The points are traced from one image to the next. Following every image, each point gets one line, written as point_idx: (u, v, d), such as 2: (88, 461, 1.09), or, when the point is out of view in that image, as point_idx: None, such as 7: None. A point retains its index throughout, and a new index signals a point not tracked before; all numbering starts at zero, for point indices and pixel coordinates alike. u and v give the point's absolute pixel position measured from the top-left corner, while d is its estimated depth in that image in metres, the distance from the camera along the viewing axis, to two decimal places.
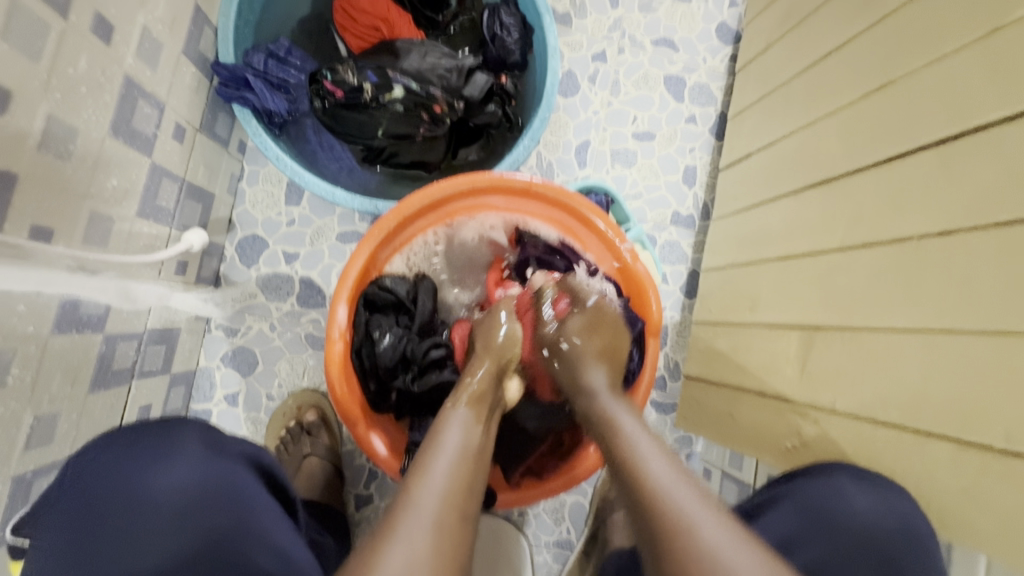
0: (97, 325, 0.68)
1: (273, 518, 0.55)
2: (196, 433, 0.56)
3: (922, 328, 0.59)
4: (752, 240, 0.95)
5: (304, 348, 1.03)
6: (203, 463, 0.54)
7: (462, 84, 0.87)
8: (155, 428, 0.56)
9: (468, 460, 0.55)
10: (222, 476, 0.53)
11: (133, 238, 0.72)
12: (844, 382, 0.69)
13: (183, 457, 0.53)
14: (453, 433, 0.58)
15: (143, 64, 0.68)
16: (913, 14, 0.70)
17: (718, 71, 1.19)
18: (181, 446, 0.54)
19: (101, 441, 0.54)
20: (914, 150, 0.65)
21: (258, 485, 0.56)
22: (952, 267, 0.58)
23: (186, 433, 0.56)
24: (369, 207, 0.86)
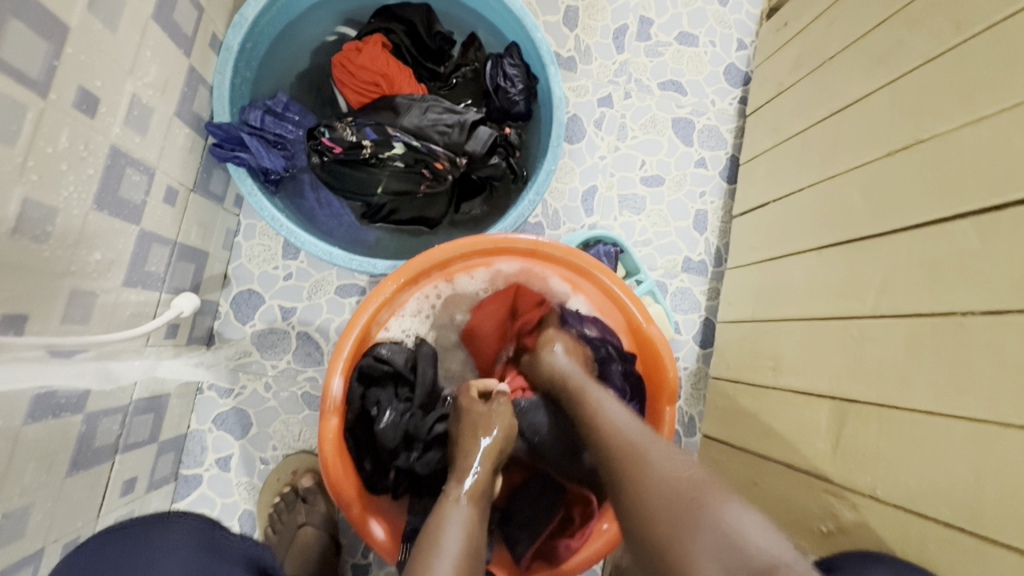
0: (76, 406, 0.64)
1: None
2: (188, 532, 0.53)
3: (970, 416, 0.54)
4: (770, 295, 0.90)
5: (300, 408, 0.98)
6: (197, 558, 0.50)
7: (465, 138, 0.83)
8: (146, 530, 0.52)
9: (470, 560, 0.54)
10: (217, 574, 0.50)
11: (118, 309, 0.69)
12: (880, 464, 0.63)
13: (173, 555, 0.50)
14: (451, 531, 0.56)
15: (132, 131, 0.65)
16: (939, 70, 0.66)
17: (728, 114, 1.16)
18: (170, 549, 0.50)
19: (89, 545, 0.51)
20: (950, 217, 0.61)
21: None
22: (999, 351, 0.53)
23: (178, 533, 0.52)
24: (367, 267, 0.82)
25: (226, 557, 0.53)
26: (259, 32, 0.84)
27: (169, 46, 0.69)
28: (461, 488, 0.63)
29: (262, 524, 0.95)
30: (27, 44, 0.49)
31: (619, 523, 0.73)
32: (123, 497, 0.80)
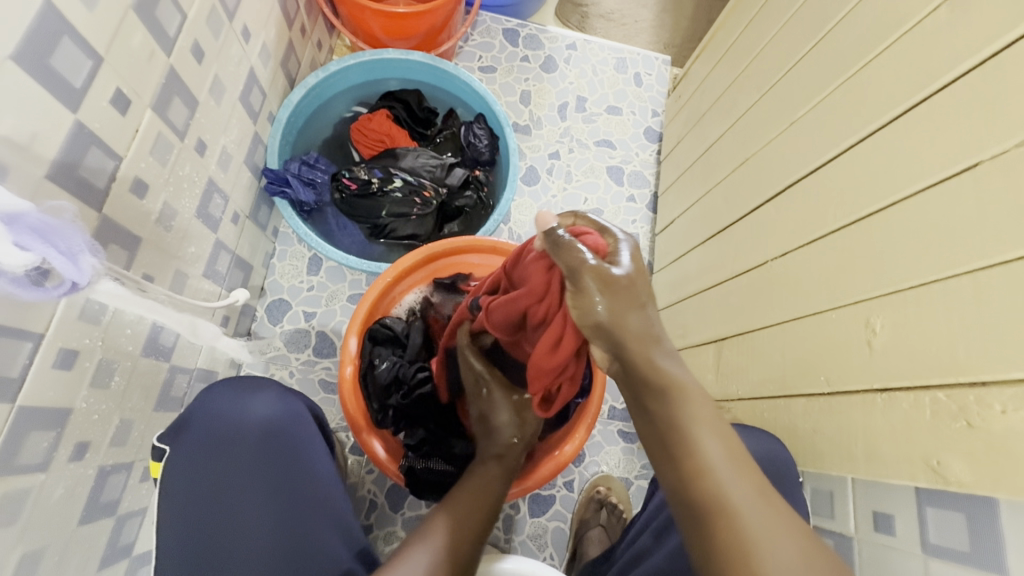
0: (167, 354, 0.89)
1: (323, 448, 0.80)
2: (272, 387, 0.80)
3: (779, 321, 0.81)
4: (678, 283, 1.19)
5: (317, 391, 1.22)
6: (280, 401, 0.79)
7: (445, 175, 1.17)
8: (248, 380, 0.81)
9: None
10: (291, 415, 0.78)
11: (197, 291, 0.96)
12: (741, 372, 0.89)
13: (267, 395, 0.79)
14: (465, 497, 0.73)
15: (220, 169, 0.97)
16: (755, 116, 1.01)
17: (649, 162, 1.52)
18: (264, 387, 0.80)
19: (217, 385, 0.80)
20: (763, 202, 0.92)
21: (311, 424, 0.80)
22: (787, 278, 0.82)
23: (267, 388, 0.80)
24: (374, 268, 1.12)
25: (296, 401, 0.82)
26: (300, 110, 1.19)
27: (245, 117, 1.03)
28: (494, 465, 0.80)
29: None
30: (179, 109, 0.81)
31: (567, 448, 0.97)
32: None
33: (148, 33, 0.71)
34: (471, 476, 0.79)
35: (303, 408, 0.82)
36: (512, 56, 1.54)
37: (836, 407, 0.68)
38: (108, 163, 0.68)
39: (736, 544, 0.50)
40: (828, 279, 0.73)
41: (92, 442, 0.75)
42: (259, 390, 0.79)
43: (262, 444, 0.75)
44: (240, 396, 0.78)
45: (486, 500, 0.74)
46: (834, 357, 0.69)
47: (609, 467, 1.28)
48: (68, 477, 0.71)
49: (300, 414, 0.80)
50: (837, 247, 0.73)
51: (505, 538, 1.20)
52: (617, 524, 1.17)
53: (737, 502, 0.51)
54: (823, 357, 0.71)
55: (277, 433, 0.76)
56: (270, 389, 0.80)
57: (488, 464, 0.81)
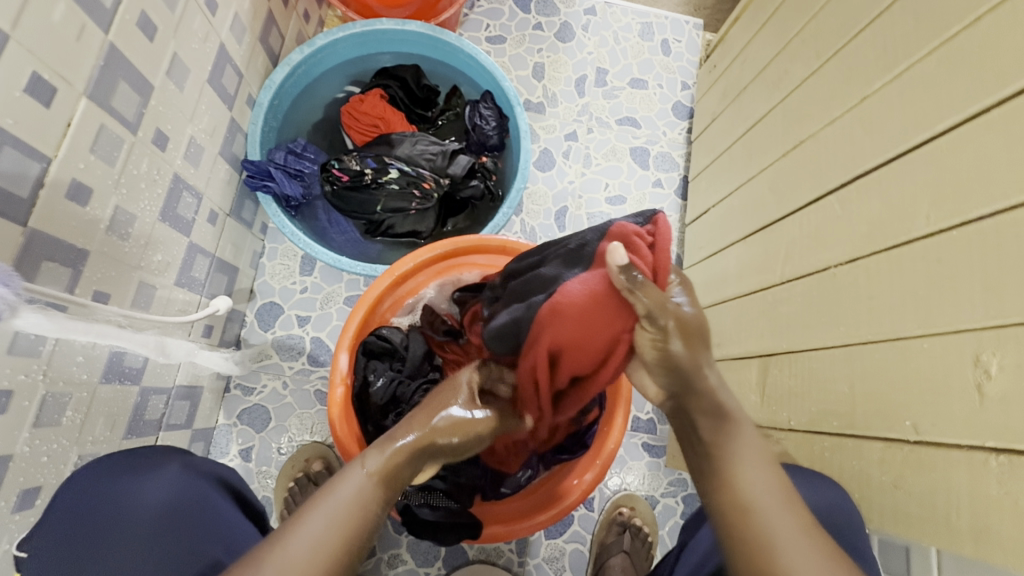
0: (135, 377, 0.79)
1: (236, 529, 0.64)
2: (178, 456, 0.67)
3: (850, 343, 0.66)
4: (714, 283, 1.05)
5: (313, 403, 1.12)
6: (185, 475, 0.64)
7: (448, 163, 1.03)
8: (144, 455, 0.65)
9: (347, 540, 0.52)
10: (196, 493, 0.63)
11: (170, 303, 0.86)
12: (796, 396, 0.75)
13: (166, 468, 0.64)
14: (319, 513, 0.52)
15: (189, 163, 0.85)
16: (811, 88, 0.85)
17: (678, 142, 1.36)
18: (166, 460, 0.65)
19: (92, 464, 0.63)
20: (824, 194, 0.77)
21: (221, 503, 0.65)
22: (857, 289, 0.67)
23: (168, 458, 0.66)
24: (369, 271, 1.00)
25: (205, 477, 0.66)
26: (284, 92, 1.06)
27: (218, 102, 0.91)
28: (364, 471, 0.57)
29: (277, 508, 1.06)
30: (127, 97, 0.69)
31: (588, 476, 0.86)
32: None
33: (75, 4, 0.58)
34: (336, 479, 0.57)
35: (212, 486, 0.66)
36: (524, 24, 1.38)
37: (929, 461, 0.55)
38: (31, 166, 0.56)
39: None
40: (918, 296, 0.58)
41: (44, 486, 0.66)
42: (158, 464, 0.64)
43: (150, 546, 0.58)
44: (133, 474, 0.63)
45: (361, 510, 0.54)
46: (926, 397, 0.56)
47: (633, 483, 1.16)
48: (13, 532, 0.62)
49: (208, 491, 0.65)
50: (933, 258, 0.57)
51: (518, 561, 1.10)
52: (641, 550, 1.07)
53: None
54: (909, 393, 0.58)
55: (174, 522, 0.60)
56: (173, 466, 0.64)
57: (354, 471, 0.57)
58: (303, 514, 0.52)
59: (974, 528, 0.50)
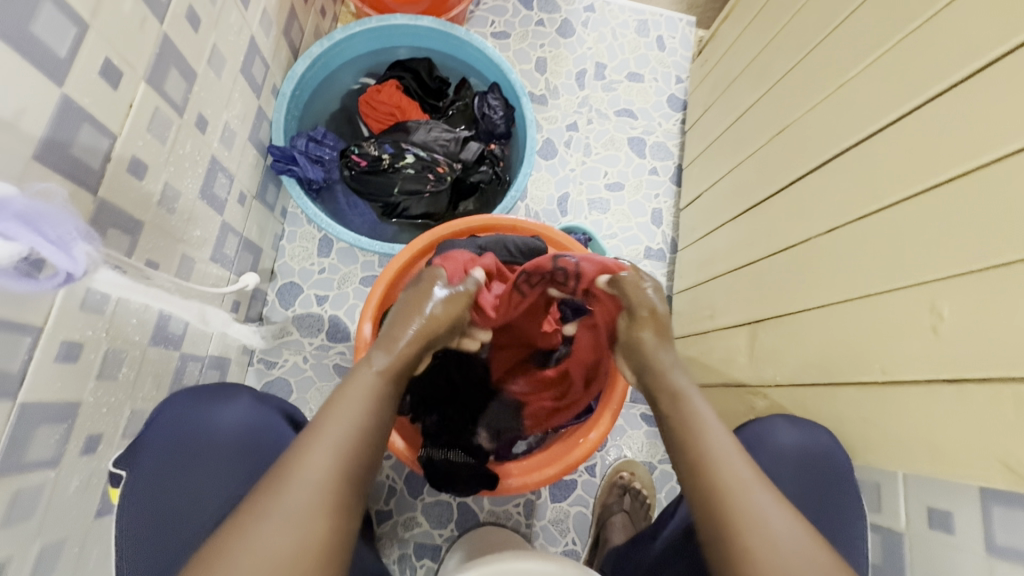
0: (176, 343, 0.86)
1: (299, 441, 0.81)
2: (244, 389, 0.82)
3: (828, 303, 0.74)
4: (707, 260, 1.13)
5: (332, 376, 1.19)
6: (254, 402, 0.81)
7: (460, 149, 1.11)
8: (214, 387, 0.81)
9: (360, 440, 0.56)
10: (265, 415, 0.80)
11: (206, 276, 0.92)
12: (780, 354, 0.83)
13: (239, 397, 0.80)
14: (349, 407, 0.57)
15: (223, 146, 0.92)
16: (793, 78, 0.93)
17: (672, 132, 1.44)
18: (235, 391, 0.81)
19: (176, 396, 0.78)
20: (806, 172, 0.85)
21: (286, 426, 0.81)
22: (834, 255, 0.75)
23: (237, 388, 0.81)
24: (387, 249, 1.08)
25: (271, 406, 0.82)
26: (304, 83, 1.13)
27: (247, 90, 0.97)
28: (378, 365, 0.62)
29: None
30: (177, 82, 0.75)
31: (592, 435, 0.92)
32: None
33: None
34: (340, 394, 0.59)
35: (277, 412, 0.81)
36: (527, 21, 1.45)
37: (896, 399, 0.63)
38: (102, 142, 0.63)
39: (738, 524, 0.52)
40: (885, 257, 0.67)
41: (104, 434, 0.72)
42: (230, 393, 0.80)
43: (238, 452, 0.76)
44: (211, 402, 0.78)
45: (368, 424, 0.58)
46: (892, 344, 0.64)
47: (633, 451, 1.25)
48: (81, 473, 0.69)
49: (274, 416, 0.81)
50: (898, 222, 0.65)
51: (526, 522, 1.18)
52: (640, 510, 1.15)
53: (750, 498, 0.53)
54: (877, 342, 0.66)
55: (251, 436, 0.77)
56: (244, 395, 0.79)
57: (363, 371, 0.62)
58: (332, 411, 0.57)
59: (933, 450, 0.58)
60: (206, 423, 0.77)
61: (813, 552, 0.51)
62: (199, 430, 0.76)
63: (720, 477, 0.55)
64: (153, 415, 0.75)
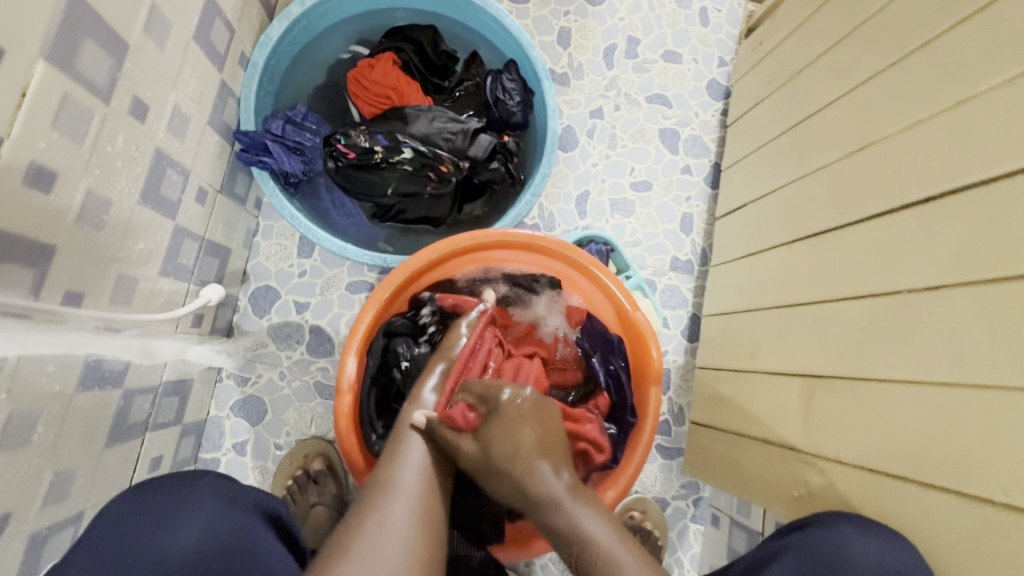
0: (116, 380, 0.71)
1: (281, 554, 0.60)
2: (214, 485, 0.62)
3: (933, 383, 0.60)
4: (750, 287, 0.98)
5: (312, 396, 1.05)
6: (222, 510, 0.60)
7: (468, 144, 0.92)
8: (175, 483, 0.61)
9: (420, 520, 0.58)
10: (236, 525, 0.59)
11: (155, 296, 0.76)
12: (852, 427, 0.70)
13: (201, 506, 0.59)
14: (398, 504, 0.59)
15: (173, 136, 0.74)
16: (888, 84, 0.75)
17: (710, 125, 1.25)
18: (200, 496, 0.60)
19: (122, 499, 0.59)
20: (907, 206, 0.68)
21: (269, 535, 0.61)
22: (944, 326, 0.60)
23: (205, 486, 0.61)
24: (378, 261, 0.91)
25: (248, 508, 0.62)
26: (281, 50, 0.93)
27: (205, 62, 0.78)
28: (416, 463, 0.64)
29: None
30: (97, 58, 0.57)
31: (609, 493, 0.80)
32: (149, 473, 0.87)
33: None
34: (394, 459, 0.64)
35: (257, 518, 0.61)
36: None
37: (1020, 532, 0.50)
38: None
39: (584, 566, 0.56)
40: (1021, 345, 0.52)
41: (15, 512, 0.58)
42: (192, 497, 0.60)
43: None
44: (164, 515, 0.57)
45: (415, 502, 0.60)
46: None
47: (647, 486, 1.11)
48: None
49: (253, 522, 0.61)
50: None
51: (524, 561, 1.07)
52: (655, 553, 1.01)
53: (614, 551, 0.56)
54: (1010, 456, 0.52)
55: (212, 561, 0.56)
56: (205, 504, 0.59)
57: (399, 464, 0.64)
58: (375, 493, 0.60)
59: None
60: (150, 545, 0.55)
61: (616, 551, 0.56)
62: (141, 551, 0.54)
63: (569, 530, 0.59)
64: (87, 527, 0.56)
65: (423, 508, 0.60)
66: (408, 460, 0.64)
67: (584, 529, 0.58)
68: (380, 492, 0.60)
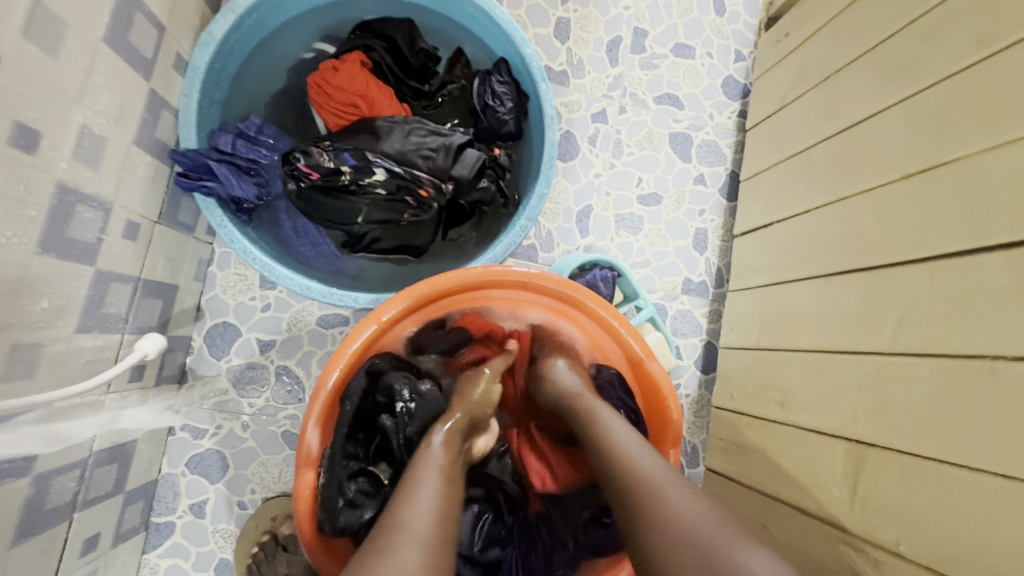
0: (21, 469, 0.57)
1: None
2: None
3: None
4: (777, 321, 0.85)
5: (280, 448, 0.92)
6: None
7: (451, 163, 0.78)
8: None
9: (443, 534, 0.51)
10: None
11: (72, 358, 0.63)
12: (922, 515, 0.57)
13: None
14: (427, 493, 0.55)
15: (82, 164, 0.59)
16: (958, 94, 0.62)
17: (727, 128, 1.11)
18: None
19: None
20: (997, 246, 0.55)
21: None
22: None
23: None
24: (348, 301, 0.77)
25: None
26: (228, 51, 0.78)
27: (123, 70, 0.63)
28: (437, 462, 0.60)
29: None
30: None
31: None
32: (84, 555, 0.74)
33: None
34: (414, 477, 0.57)
35: None
36: None
37: None
38: None
39: (648, 517, 0.52)
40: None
41: None
42: None
43: None
44: None
45: (440, 521, 0.52)
46: None
47: None
48: None
49: None
50: None
51: None
52: None
53: (664, 487, 0.54)
54: None
55: None
56: None
57: (423, 468, 0.59)
58: (405, 501, 0.54)
59: None
60: None
61: (670, 478, 0.56)
62: None
63: (627, 469, 0.57)
64: None
65: (448, 511, 0.54)
66: (427, 458, 0.60)
67: (633, 473, 0.57)
68: (409, 482, 0.56)
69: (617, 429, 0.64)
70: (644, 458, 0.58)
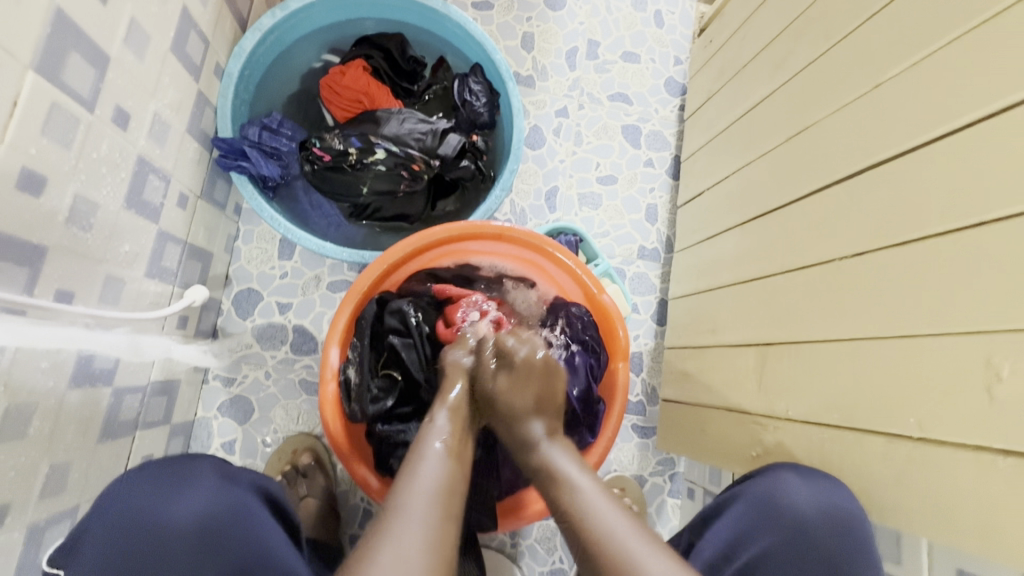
0: (107, 378, 0.74)
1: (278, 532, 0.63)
2: (210, 468, 0.63)
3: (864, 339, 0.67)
4: (709, 268, 1.04)
5: (298, 393, 1.08)
6: (217, 492, 0.61)
7: (437, 144, 0.97)
8: (171, 466, 0.62)
9: (445, 502, 0.62)
10: (231, 504, 0.60)
11: (141, 296, 0.80)
12: (805, 386, 0.75)
13: (195, 488, 0.60)
14: (428, 467, 0.65)
15: (153, 143, 0.77)
16: (816, 75, 0.83)
17: (670, 120, 1.32)
18: (197, 477, 0.61)
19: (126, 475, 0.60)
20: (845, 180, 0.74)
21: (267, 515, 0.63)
22: (876, 283, 0.66)
23: (200, 469, 0.63)
24: (357, 257, 0.94)
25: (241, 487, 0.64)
26: (254, 60, 0.97)
27: (181, 74, 0.82)
28: (442, 436, 0.70)
29: None
30: (80, 69, 0.61)
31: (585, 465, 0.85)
32: None
33: None
34: (417, 464, 0.66)
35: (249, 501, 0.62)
36: None
37: (937, 461, 0.56)
38: None
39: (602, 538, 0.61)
40: (947, 293, 0.57)
41: (14, 501, 0.61)
42: (188, 479, 0.61)
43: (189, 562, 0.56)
44: (164, 494, 0.59)
45: (442, 491, 0.63)
46: (942, 401, 0.56)
47: (625, 464, 1.16)
48: None
49: (248, 501, 0.62)
50: (959, 251, 0.57)
51: (511, 541, 1.09)
52: None
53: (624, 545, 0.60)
54: (930, 396, 0.58)
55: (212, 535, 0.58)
56: (204, 482, 0.60)
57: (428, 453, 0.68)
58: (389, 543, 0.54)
59: (982, 518, 0.52)
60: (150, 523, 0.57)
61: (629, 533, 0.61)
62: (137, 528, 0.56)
63: (607, 544, 0.60)
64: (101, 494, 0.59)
65: (453, 476, 0.66)
66: (432, 435, 0.70)
67: (596, 534, 0.62)
68: (410, 463, 0.66)
69: (593, 493, 0.67)
70: (604, 506, 0.65)
